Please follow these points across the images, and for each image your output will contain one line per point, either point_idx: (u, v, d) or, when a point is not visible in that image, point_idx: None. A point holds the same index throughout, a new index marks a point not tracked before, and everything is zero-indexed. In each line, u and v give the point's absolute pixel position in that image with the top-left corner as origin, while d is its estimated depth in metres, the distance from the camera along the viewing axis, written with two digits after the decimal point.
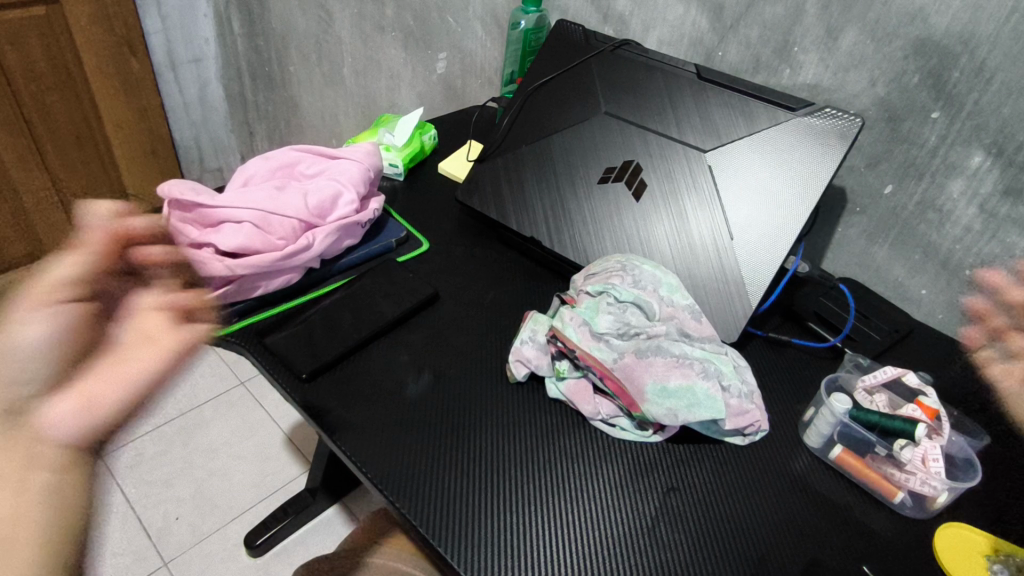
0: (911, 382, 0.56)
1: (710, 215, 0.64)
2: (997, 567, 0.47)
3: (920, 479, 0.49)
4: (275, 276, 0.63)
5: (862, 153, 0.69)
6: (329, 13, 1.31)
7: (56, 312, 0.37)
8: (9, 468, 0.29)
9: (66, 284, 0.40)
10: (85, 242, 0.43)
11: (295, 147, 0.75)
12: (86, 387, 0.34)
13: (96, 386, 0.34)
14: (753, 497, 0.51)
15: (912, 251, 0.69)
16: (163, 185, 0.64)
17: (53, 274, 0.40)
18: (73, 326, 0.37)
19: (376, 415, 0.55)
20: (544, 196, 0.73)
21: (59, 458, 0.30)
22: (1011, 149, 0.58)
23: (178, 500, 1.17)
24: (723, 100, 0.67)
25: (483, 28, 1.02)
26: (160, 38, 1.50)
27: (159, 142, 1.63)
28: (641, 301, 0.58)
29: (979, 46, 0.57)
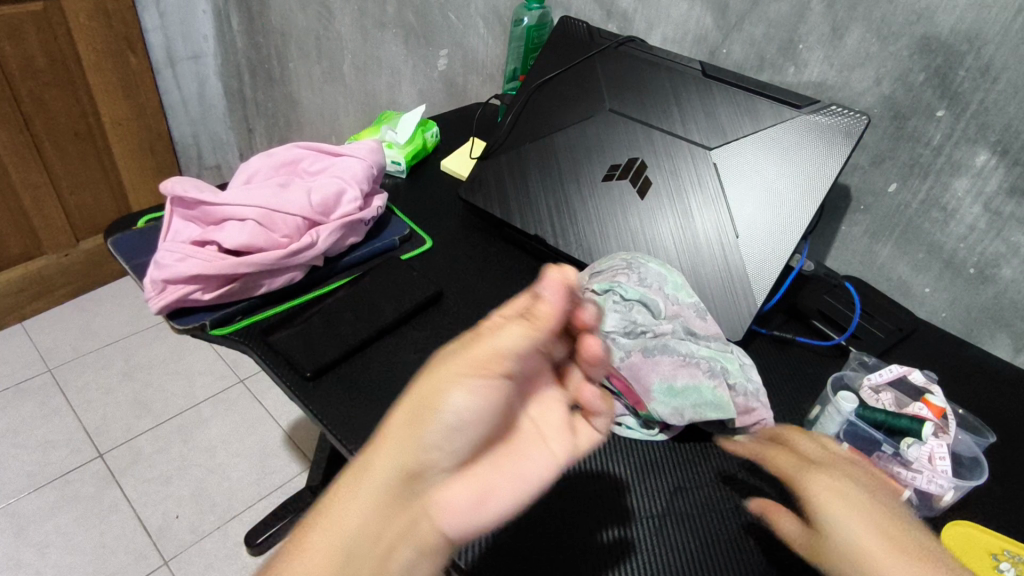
0: (917, 380, 0.56)
1: (715, 212, 0.64)
2: (1004, 565, 0.47)
3: (926, 477, 0.49)
4: (278, 274, 0.63)
5: (866, 152, 0.69)
6: (329, 10, 1.30)
7: (480, 388, 0.41)
8: (394, 535, 0.40)
9: (507, 355, 0.42)
10: (540, 319, 0.44)
11: (297, 144, 0.74)
12: (489, 477, 0.42)
13: (499, 480, 0.42)
14: (761, 496, 0.51)
15: (916, 249, 0.69)
16: (167, 184, 0.64)
17: (497, 347, 0.42)
18: (483, 406, 0.42)
19: (381, 413, 0.55)
20: (548, 194, 0.72)
21: (437, 542, 0.40)
22: (1016, 148, 0.58)
23: (178, 499, 1.17)
24: (727, 98, 0.67)
25: (485, 25, 1.02)
26: (158, 35, 1.49)
27: (157, 139, 1.62)
28: (647, 299, 0.58)
29: (985, 44, 0.57)
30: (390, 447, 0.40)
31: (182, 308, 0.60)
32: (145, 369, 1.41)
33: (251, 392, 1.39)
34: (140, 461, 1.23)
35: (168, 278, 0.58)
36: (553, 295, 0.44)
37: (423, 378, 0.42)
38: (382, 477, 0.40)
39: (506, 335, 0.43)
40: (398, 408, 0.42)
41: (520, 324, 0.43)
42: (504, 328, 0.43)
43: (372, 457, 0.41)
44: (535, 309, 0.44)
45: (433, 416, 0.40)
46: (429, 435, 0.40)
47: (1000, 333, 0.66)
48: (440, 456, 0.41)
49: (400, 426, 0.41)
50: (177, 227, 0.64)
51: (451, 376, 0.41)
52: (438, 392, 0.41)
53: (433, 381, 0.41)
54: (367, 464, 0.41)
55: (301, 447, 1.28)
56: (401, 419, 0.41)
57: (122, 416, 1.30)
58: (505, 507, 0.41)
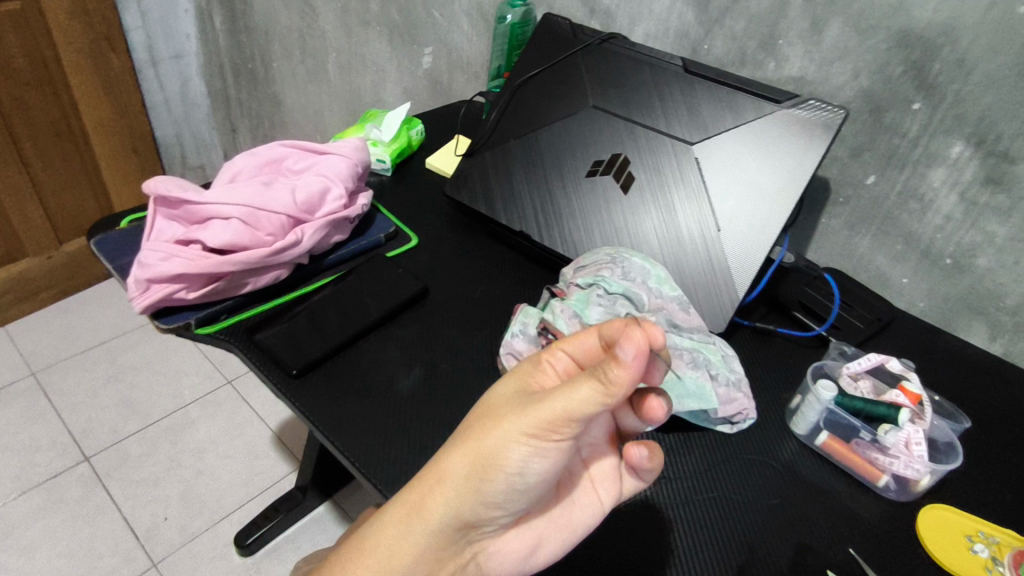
0: (894, 368, 0.58)
1: (697, 207, 0.64)
2: (979, 546, 0.49)
3: (903, 462, 0.50)
4: (264, 273, 0.63)
5: (845, 144, 0.70)
6: (313, 8, 1.30)
7: (540, 452, 0.40)
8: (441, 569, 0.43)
9: (575, 424, 0.38)
10: (616, 387, 0.37)
11: (281, 143, 0.74)
12: (538, 525, 0.44)
13: (545, 530, 0.44)
14: (743, 483, 0.52)
15: (895, 240, 0.70)
16: (150, 183, 0.64)
17: (567, 410, 0.38)
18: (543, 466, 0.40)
19: (368, 409, 0.55)
20: (533, 190, 0.73)
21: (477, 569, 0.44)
22: (991, 139, 0.60)
23: (166, 501, 1.16)
24: (709, 93, 0.68)
25: (469, 23, 1.02)
26: (141, 34, 1.48)
27: (140, 139, 1.61)
28: (630, 293, 0.59)
29: (960, 37, 0.58)
30: (447, 497, 0.41)
31: (167, 308, 0.60)
32: (131, 371, 1.40)
33: (239, 392, 1.38)
34: (126, 464, 1.22)
35: (151, 277, 0.58)
36: (633, 360, 0.36)
37: (485, 431, 0.40)
38: (440, 525, 0.42)
39: (577, 403, 0.38)
40: (457, 455, 0.41)
41: (595, 387, 0.37)
42: (577, 393, 0.38)
43: (429, 501, 0.42)
44: (610, 372, 0.37)
45: (492, 476, 0.40)
46: (488, 491, 0.41)
47: (975, 322, 0.68)
48: (495, 509, 0.42)
49: (460, 479, 0.41)
50: (160, 227, 0.64)
51: (517, 441, 0.39)
52: (501, 453, 0.40)
53: (497, 441, 0.40)
54: (425, 509, 0.42)
55: (290, 447, 1.28)
56: (462, 471, 0.41)
57: (108, 419, 1.29)
58: (554, 555, 0.44)
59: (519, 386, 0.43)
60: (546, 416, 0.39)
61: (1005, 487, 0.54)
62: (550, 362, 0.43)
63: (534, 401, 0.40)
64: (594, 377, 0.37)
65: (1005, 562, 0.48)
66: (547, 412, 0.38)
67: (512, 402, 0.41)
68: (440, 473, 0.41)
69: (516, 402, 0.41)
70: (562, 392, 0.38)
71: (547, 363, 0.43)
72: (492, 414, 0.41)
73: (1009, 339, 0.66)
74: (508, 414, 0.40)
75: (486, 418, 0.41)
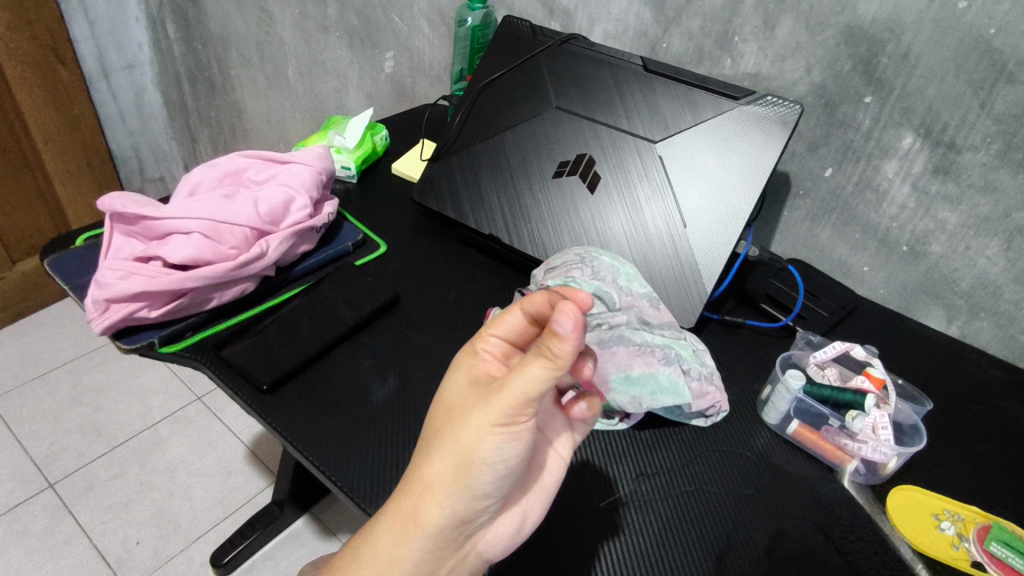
0: (858, 354, 0.59)
1: (662, 204, 0.65)
2: (945, 524, 0.50)
3: (871, 446, 0.52)
4: (229, 287, 0.61)
5: (802, 139, 0.72)
6: (269, 15, 1.28)
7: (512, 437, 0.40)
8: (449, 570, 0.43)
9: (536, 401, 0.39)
10: (562, 359, 0.37)
11: (242, 154, 0.72)
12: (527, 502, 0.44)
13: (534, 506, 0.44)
14: (719, 474, 0.53)
15: (854, 230, 0.72)
16: (105, 200, 0.62)
17: (525, 392, 0.38)
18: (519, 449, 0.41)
19: (341, 422, 0.54)
20: (500, 193, 0.73)
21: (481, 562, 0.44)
22: (938, 130, 0.62)
23: (137, 524, 1.13)
24: (669, 91, 0.69)
25: (429, 26, 1.01)
26: (90, 45, 1.43)
27: (94, 153, 1.56)
28: (601, 292, 0.59)
29: (904, 33, 0.60)
30: (439, 503, 0.40)
31: (129, 327, 0.58)
32: (94, 393, 1.35)
33: (209, 408, 1.35)
34: (94, 489, 1.18)
35: (110, 296, 0.56)
36: (572, 331, 0.37)
37: (456, 430, 0.40)
38: (436, 530, 0.41)
39: (532, 383, 0.38)
40: (437, 460, 0.40)
41: (544, 364, 0.38)
42: (530, 374, 0.38)
43: (421, 508, 0.41)
44: (553, 347, 0.37)
45: (476, 470, 0.39)
46: (476, 485, 0.40)
47: (933, 306, 0.70)
48: (486, 502, 0.41)
49: (445, 482, 0.40)
50: (118, 244, 0.62)
51: (491, 431, 0.39)
52: (478, 447, 0.39)
53: (472, 437, 0.39)
54: (418, 518, 0.41)
55: (264, 462, 1.25)
56: (445, 475, 0.40)
57: (72, 443, 1.25)
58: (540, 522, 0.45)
59: (468, 378, 0.43)
60: (509, 401, 0.38)
61: (967, 464, 0.56)
62: (486, 346, 0.44)
63: (492, 390, 0.40)
64: (542, 355, 0.38)
65: (970, 538, 0.49)
66: (512, 397, 0.38)
67: (469, 394, 0.41)
68: (425, 479, 0.40)
69: (475, 395, 0.41)
70: (514, 375, 0.38)
71: (484, 348, 0.44)
72: (455, 412, 0.41)
73: (965, 321, 0.68)
74: (471, 409, 0.40)
75: (455, 416, 0.41)
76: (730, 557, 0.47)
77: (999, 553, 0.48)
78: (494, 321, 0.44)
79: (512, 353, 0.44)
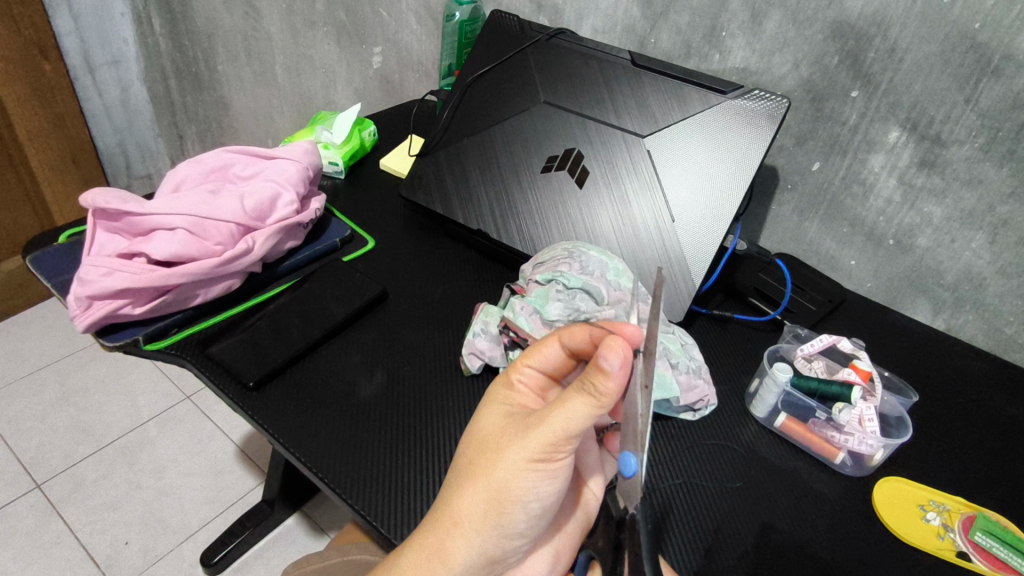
0: (845, 347, 0.60)
1: (651, 198, 0.65)
2: (931, 515, 0.51)
3: (857, 439, 0.52)
4: (215, 283, 0.61)
5: (790, 133, 0.72)
6: (256, 10, 1.26)
7: (549, 474, 0.41)
8: None
9: (575, 440, 0.40)
10: (606, 397, 0.39)
11: (227, 149, 0.72)
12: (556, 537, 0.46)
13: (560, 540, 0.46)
14: (705, 467, 0.53)
15: (841, 224, 0.73)
16: (87, 196, 0.61)
17: (566, 430, 0.40)
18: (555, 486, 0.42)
19: (328, 419, 0.54)
20: (489, 188, 0.73)
21: None
22: (924, 124, 0.62)
23: (126, 524, 1.12)
24: (657, 86, 0.69)
25: (417, 21, 1.01)
26: (74, 40, 1.41)
27: (79, 150, 1.54)
28: (589, 287, 0.59)
29: (890, 27, 0.60)
30: (468, 538, 0.41)
31: (113, 325, 0.57)
32: (81, 393, 1.34)
33: (198, 407, 1.34)
34: (82, 489, 1.17)
35: (93, 294, 0.56)
36: (619, 368, 0.38)
37: (491, 467, 0.41)
38: (463, 565, 0.41)
39: (573, 419, 0.40)
40: (468, 497, 0.41)
41: (587, 401, 0.39)
42: (572, 410, 0.40)
43: (449, 544, 0.41)
44: (599, 384, 0.39)
45: (509, 506, 0.41)
46: (506, 523, 0.41)
47: (918, 299, 0.71)
48: (515, 538, 0.42)
49: (475, 518, 0.41)
50: (101, 241, 0.61)
51: (527, 468, 0.41)
52: (513, 484, 0.41)
53: (510, 473, 0.40)
54: (446, 554, 0.41)
55: (254, 460, 1.25)
56: (477, 509, 0.41)
57: (59, 443, 1.24)
58: (565, 554, 0.46)
59: (503, 411, 0.45)
60: (548, 438, 0.40)
61: (952, 455, 0.57)
62: (520, 380, 0.46)
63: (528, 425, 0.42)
64: (586, 392, 0.39)
65: (955, 528, 0.50)
66: (551, 434, 0.40)
67: (504, 430, 0.43)
68: (455, 513, 0.41)
69: (511, 429, 0.43)
70: (557, 411, 0.40)
71: (517, 380, 0.46)
72: (488, 447, 0.42)
73: (951, 313, 0.69)
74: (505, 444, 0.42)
75: (489, 451, 0.42)
76: (719, 550, 0.47)
77: (982, 543, 0.49)
78: (529, 354, 0.46)
79: (545, 387, 0.47)
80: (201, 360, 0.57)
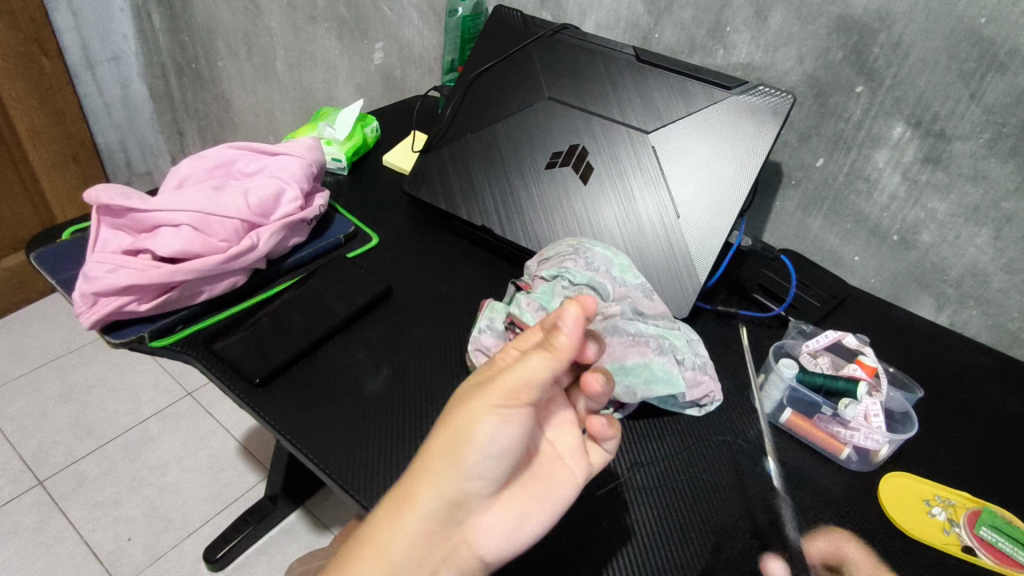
0: (850, 343, 0.59)
1: (656, 194, 0.65)
2: (936, 510, 0.51)
3: (863, 434, 0.53)
4: (219, 280, 0.61)
5: (794, 129, 0.72)
6: (257, 5, 1.26)
7: (511, 421, 0.40)
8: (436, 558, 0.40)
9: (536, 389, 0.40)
10: (561, 353, 0.41)
11: (231, 145, 0.71)
12: (529, 509, 0.41)
13: (534, 514, 0.41)
14: (710, 463, 0.53)
15: (845, 220, 0.73)
16: (91, 193, 0.61)
17: (523, 376, 0.40)
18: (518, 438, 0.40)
19: (335, 414, 0.54)
20: (493, 185, 0.73)
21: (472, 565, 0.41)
22: (928, 119, 0.62)
23: (129, 521, 1.12)
24: (661, 82, 0.69)
25: (419, 17, 1.01)
26: (74, 36, 1.41)
27: (79, 146, 1.53)
28: (595, 283, 0.59)
29: (895, 23, 0.60)
30: (430, 482, 0.40)
31: (119, 322, 0.57)
32: (83, 389, 1.34)
33: (200, 404, 1.34)
34: (84, 486, 1.17)
35: (99, 290, 0.55)
36: (573, 327, 0.41)
37: (455, 413, 0.40)
38: (423, 513, 0.40)
39: (530, 369, 0.40)
40: (431, 443, 0.40)
41: (544, 355, 0.41)
42: (530, 361, 0.40)
43: (409, 486, 0.40)
44: (554, 340, 0.41)
45: (470, 454, 0.39)
46: (467, 468, 0.40)
47: (922, 295, 0.71)
48: (478, 486, 0.40)
49: (434, 461, 0.40)
50: (106, 238, 0.61)
51: (485, 414, 0.40)
52: (471, 429, 0.39)
53: (469, 414, 0.40)
54: (405, 496, 0.40)
55: (257, 457, 1.25)
56: (436, 452, 0.40)
57: (61, 440, 1.24)
58: (539, 533, 0.41)
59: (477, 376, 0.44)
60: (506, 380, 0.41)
61: (956, 450, 0.57)
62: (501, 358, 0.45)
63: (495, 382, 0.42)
64: (543, 347, 0.41)
65: (961, 523, 0.50)
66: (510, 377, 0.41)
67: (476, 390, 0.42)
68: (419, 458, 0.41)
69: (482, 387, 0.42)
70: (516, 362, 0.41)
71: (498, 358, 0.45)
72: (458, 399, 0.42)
73: (954, 309, 0.69)
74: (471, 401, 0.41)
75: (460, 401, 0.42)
76: (725, 546, 0.47)
77: (988, 537, 0.49)
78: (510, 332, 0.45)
79: None
80: (206, 356, 0.57)
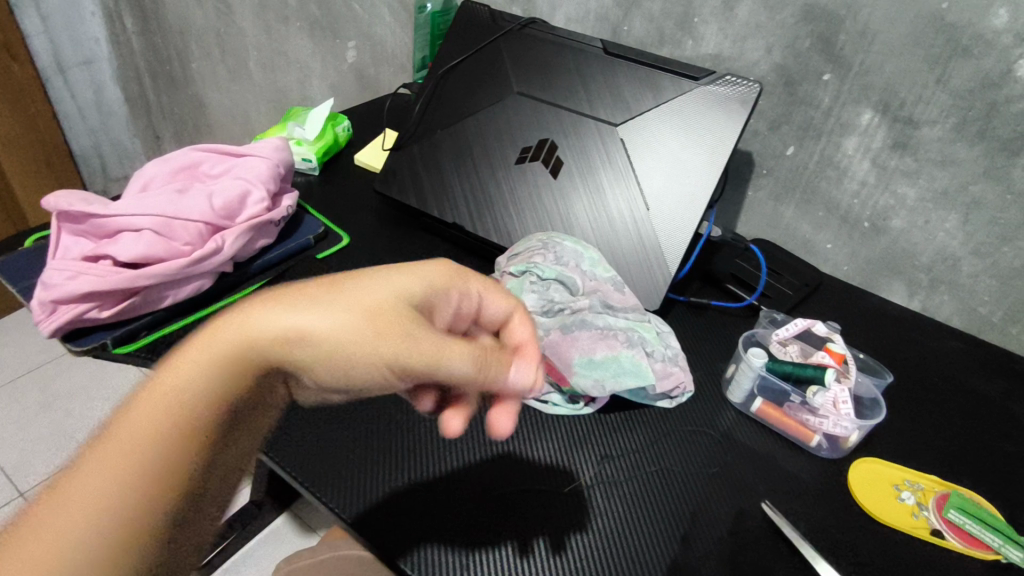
0: (819, 330, 0.60)
1: (625, 187, 0.65)
2: (905, 494, 0.51)
3: (832, 421, 0.52)
4: (184, 284, 0.60)
5: (764, 118, 0.72)
6: (228, 5, 1.24)
7: (387, 382, 0.36)
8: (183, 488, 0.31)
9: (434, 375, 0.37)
10: (487, 370, 0.39)
11: (196, 148, 0.70)
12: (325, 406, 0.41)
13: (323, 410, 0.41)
14: (681, 456, 0.53)
15: (817, 208, 0.73)
16: (50, 200, 0.60)
17: (437, 362, 0.36)
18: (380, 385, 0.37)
19: (303, 417, 0.53)
20: (464, 181, 0.72)
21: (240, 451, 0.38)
22: (895, 105, 0.62)
23: None
24: (630, 73, 0.68)
25: (391, 14, 1.00)
26: (43, 41, 1.39)
27: (53, 152, 1.51)
28: (564, 277, 0.59)
29: (861, 9, 0.60)
30: (231, 384, 0.32)
31: (80, 329, 0.56)
32: (64, 399, 1.32)
33: None
34: None
35: (58, 298, 0.54)
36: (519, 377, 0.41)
37: (332, 335, 0.34)
38: (205, 421, 0.32)
39: (451, 362, 0.37)
40: (218, 349, 0.32)
41: (474, 362, 0.38)
42: (456, 356, 0.37)
43: (206, 392, 0.32)
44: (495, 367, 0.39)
45: (320, 371, 0.35)
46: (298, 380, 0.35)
47: (894, 281, 0.71)
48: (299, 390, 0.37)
49: (261, 362, 0.33)
50: (66, 245, 0.60)
51: (366, 355, 0.35)
52: (340, 356, 0.34)
53: (352, 350, 0.34)
54: (191, 405, 0.31)
55: None
56: (273, 357, 0.33)
57: (42, 449, 1.22)
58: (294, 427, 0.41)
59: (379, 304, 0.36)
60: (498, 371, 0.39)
61: (927, 434, 0.57)
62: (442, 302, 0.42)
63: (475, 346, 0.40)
64: (480, 354, 0.38)
65: (930, 507, 0.50)
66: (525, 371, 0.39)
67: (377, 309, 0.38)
68: (223, 329, 0.33)
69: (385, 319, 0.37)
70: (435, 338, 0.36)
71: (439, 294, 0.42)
72: (306, 283, 0.36)
73: (926, 294, 0.69)
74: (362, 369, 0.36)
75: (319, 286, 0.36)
76: (695, 538, 0.47)
77: (957, 520, 0.49)
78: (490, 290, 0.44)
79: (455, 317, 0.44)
80: None
